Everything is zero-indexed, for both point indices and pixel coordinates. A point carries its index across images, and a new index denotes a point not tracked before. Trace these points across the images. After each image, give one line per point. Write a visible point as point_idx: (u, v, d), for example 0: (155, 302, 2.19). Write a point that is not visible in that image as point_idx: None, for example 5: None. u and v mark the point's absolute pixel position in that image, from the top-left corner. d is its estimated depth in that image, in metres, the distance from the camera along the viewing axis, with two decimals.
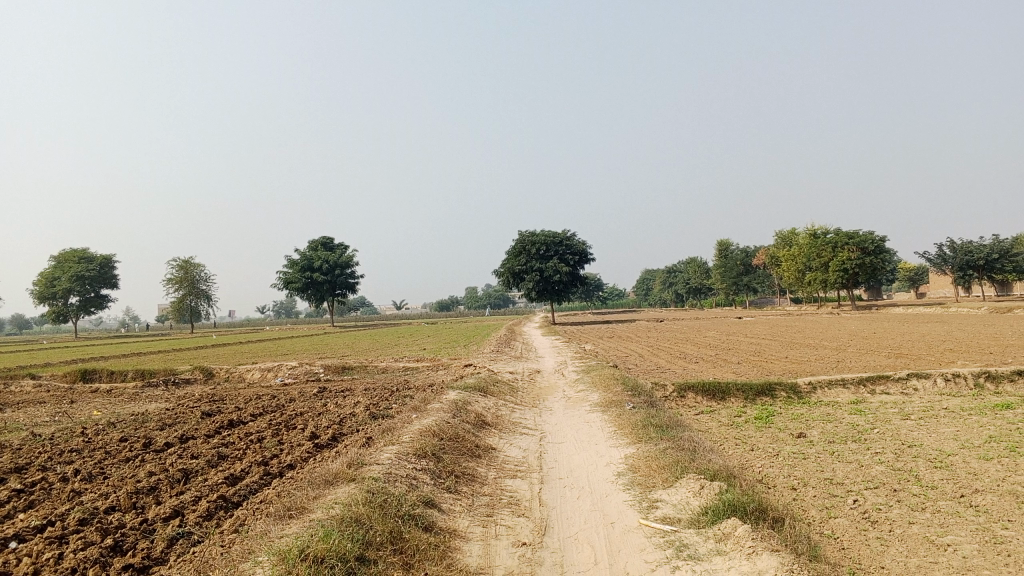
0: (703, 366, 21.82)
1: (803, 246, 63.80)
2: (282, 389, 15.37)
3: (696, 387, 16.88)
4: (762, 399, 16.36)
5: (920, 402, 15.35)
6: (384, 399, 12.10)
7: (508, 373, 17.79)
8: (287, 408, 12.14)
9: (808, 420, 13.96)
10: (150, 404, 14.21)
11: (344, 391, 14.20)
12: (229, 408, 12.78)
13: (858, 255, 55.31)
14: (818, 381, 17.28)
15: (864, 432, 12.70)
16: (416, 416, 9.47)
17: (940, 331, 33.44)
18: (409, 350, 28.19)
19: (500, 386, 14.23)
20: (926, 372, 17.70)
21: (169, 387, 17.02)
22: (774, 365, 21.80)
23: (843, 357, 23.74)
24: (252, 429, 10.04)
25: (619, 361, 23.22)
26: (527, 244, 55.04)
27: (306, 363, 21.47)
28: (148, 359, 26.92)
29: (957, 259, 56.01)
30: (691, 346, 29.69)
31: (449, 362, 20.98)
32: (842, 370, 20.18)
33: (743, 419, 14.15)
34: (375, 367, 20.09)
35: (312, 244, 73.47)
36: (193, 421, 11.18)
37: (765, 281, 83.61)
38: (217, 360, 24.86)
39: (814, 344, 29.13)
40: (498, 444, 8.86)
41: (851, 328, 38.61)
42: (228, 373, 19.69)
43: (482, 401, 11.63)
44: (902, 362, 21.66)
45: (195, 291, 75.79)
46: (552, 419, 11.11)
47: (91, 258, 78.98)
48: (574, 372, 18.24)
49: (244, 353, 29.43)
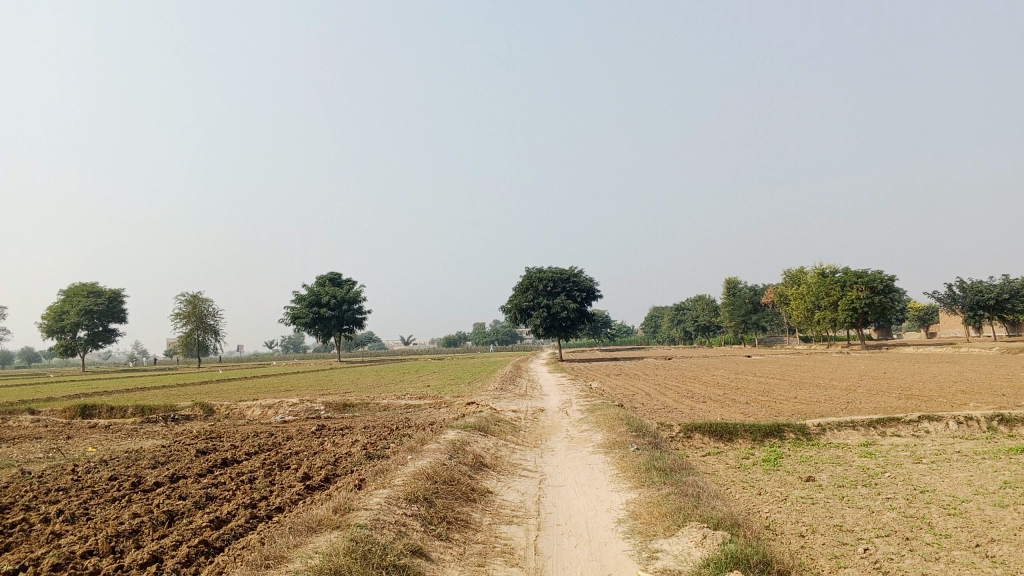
0: (710, 405, 21.47)
1: (812, 285, 63.50)
2: (280, 426, 15.12)
3: (702, 427, 16.56)
4: (770, 441, 16.02)
5: (932, 445, 14.99)
6: (382, 438, 11.86)
7: (511, 412, 17.49)
8: (283, 446, 11.90)
9: (817, 463, 13.62)
10: (146, 441, 13.99)
11: (342, 429, 13.95)
12: (224, 445, 12.54)
13: (867, 294, 54.95)
14: (827, 423, 16.93)
15: (875, 475, 12.36)
16: (412, 458, 9.24)
17: (951, 371, 33.04)
18: (413, 387, 27.87)
19: (502, 426, 13.97)
20: (938, 415, 17.34)
21: (167, 424, 16.83)
22: (783, 406, 21.45)
23: (853, 398, 23.36)
24: (244, 468, 9.80)
25: (625, 400, 22.87)
26: (534, 280, 54.92)
27: (308, 399, 21.21)
28: (151, 394, 26.77)
29: (967, 298, 55.59)
30: (698, 385, 29.33)
31: (452, 399, 20.70)
32: (852, 411, 19.80)
33: (750, 461, 13.82)
34: (377, 405, 19.82)
35: (319, 279, 73.52)
36: (187, 459, 10.93)
37: (773, 320, 83.18)
38: (219, 396, 24.62)
39: (823, 384, 28.75)
40: (495, 487, 8.61)
41: (861, 368, 38.18)
42: (228, 410, 19.47)
43: (481, 442, 11.37)
44: (912, 403, 21.28)
45: (203, 325, 75.76)
46: (554, 460, 10.84)
47: (100, 292, 79.19)
48: (578, 411, 17.94)
49: (247, 389, 29.28)
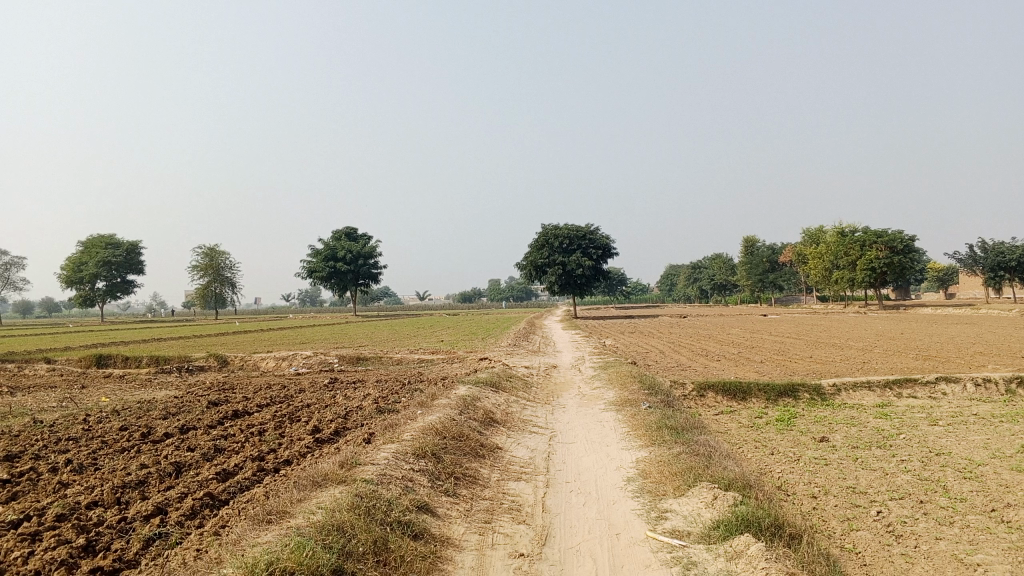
0: (724, 364, 21.33)
1: (831, 244, 62.86)
2: (292, 379, 15.12)
3: (716, 386, 16.45)
4: (784, 400, 15.89)
5: (949, 407, 14.82)
6: (393, 393, 11.81)
7: (524, 368, 17.42)
8: (294, 399, 11.88)
9: (831, 423, 13.48)
10: (159, 391, 14.04)
11: (354, 383, 13.91)
12: (237, 397, 12.54)
13: (887, 254, 54.38)
14: (843, 383, 16.75)
15: (890, 438, 12.20)
16: (421, 413, 9.16)
17: (970, 333, 32.70)
18: (427, 342, 27.87)
19: (514, 382, 13.89)
20: (956, 376, 17.12)
21: (181, 375, 16.90)
22: (798, 365, 21.28)
23: (869, 358, 23.14)
24: (255, 420, 9.77)
25: (639, 358, 22.76)
26: (550, 237, 54.62)
27: (321, 353, 21.25)
28: (168, 345, 26.93)
29: (989, 259, 54.84)
30: (713, 343, 29.20)
31: (465, 355, 20.66)
32: (868, 372, 19.60)
33: (764, 420, 13.70)
34: (390, 359, 19.81)
35: (335, 233, 73.47)
36: (199, 410, 10.93)
37: (790, 279, 82.69)
38: (234, 348, 24.72)
39: (839, 344, 28.54)
40: (504, 444, 8.52)
41: (878, 328, 37.83)
42: (242, 362, 19.54)
43: (493, 397, 11.29)
44: (930, 365, 21.05)
45: (220, 278, 76.13)
46: (565, 417, 10.77)
47: (118, 244, 79.58)
48: (591, 368, 17.85)
49: (262, 341, 29.37)
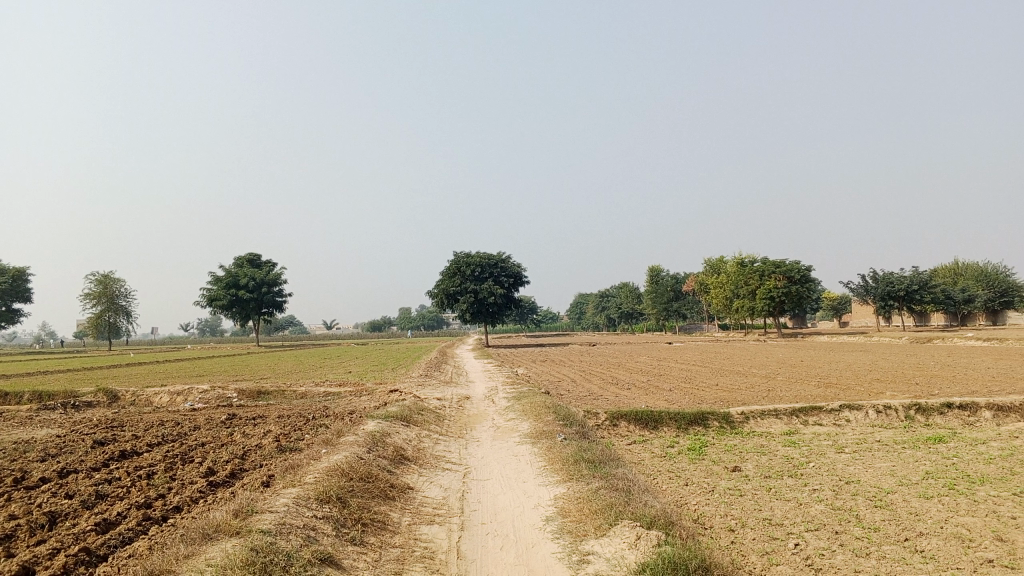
0: (635, 393, 21.37)
1: (732, 273, 64.63)
2: (189, 415, 14.26)
3: (629, 415, 16.36)
4: (695, 429, 15.91)
5: (853, 434, 15.12)
6: (297, 429, 11.21)
7: (435, 400, 16.95)
8: (189, 437, 11.12)
9: (742, 452, 13.52)
10: (40, 430, 12.96)
11: (254, 419, 13.18)
12: (125, 436, 11.66)
13: (785, 284, 56.22)
14: (751, 411, 16.92)
15: (800, 466, 12.28)
16: (326, 451, 8.66)
17: (865, 360, 33.93)
18: (334, 373, 27.00)
19: (426, 415, 13.45)
20: (858, 403, 17.55)
21: (66, 411, 15.73)
22: (705, 393, 21.48)
23: (774, 386, 23.58)
24: (144, 461, 9.05)
25: (550, 387, 22.53)
26: (461, 265, 54.36)
27: (220, 386, 20.25)
28: (54, 378, 25.30)
29: (879, 289, 57.30)
30: (622, 371, 29.33)
31: (374, 387, 20.00)
32: (774, 399, 19.93)
33: (676, 450, 13.64)
34: (294, 392, 19.03)
35: (238, 260, 71.30)
36: (81, 451, 10.07)
37: (694, 307, 84.59)
38: (127, 381, 23.32)
39: (742, 372, 29.10)
40: (415, 483, 8.09)
41: (778, 356, 38.93)
42: (134, 397, 18.40)
43: (403, 432, 10.85)
44: (830, 392, 21.56)
45: (114, 306, 72.69)
46: (479, 451, 10.40)
47: (2, 270, 75.12)
48: (504, 398, 17.56)
49: (158, 374, 27.89)
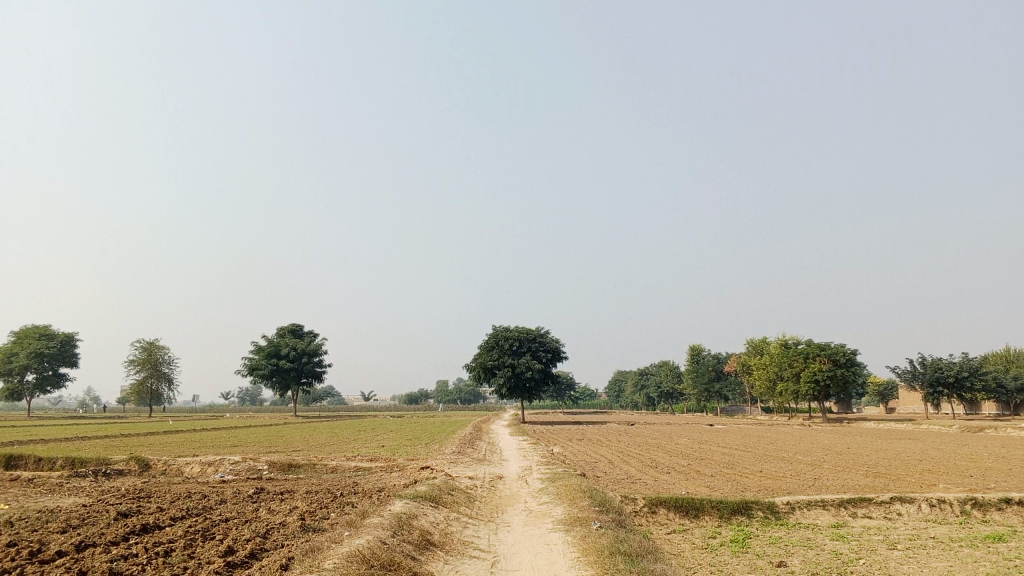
0: (674, 477, 20.69)
1: (775, 355, 63.39)
2: (217, 488, 14.03)
3: (668, 501, 15.76)
4: (738, 518, 15.24)
5: (906, 529, 14.34)
6: (323, 507, 10.92)
7: (467, 479, 16.54)
8: (214, 511, 10.88)
9: (787, 545, 12.84)
10: (68, 498, 12.82)
11: (281, 494, 12.88)
12: (150, 507, 11.44)
13: (830, 367, 54.93)
14: (797, 500, 16.18)
15: (850, 563, 11.58)
16: (349, 534, 8.32)
17: (916, 449, 32.68)
18: (367, 447, 26.62)
19: (456, 495, 13.08)
20: (910, 496, 16.71)
21: (97, 479, 15.64)
22: (748, 480, 20.70)
23: (820, 474, 22.68)
24: (164, 537, 8.78)
25: (587, 469, 21.91)
26: (499, 339, 54.14)
27: (252, 457, 20.07)
28: (92, 445, 25.38)
29: (927, 375, 55.65)
30: (661, 453, 28.54)
31: (406, 462, 19.63)
32: (820, 488, 19.12)
33: (718, 541, 13.02)
34: (325, 465, 18.76)
35: (279, 330, 71.96)
36: (104, 523, 9.86)
37: (736, 389, 82.93)
38: (161, 449, 23.21)
39: (787, 458, 28.10)
40: (440, 572, 7.73)
41: (825, 442, 37.73)
42: (166, 466, 18.28)
43: (431, 514, 10.50)
44: (880, 483, 20.62)
45: (157, 373, 73.48)
46: (509, 538, 9.97)
47: (52, 335, 76.69)
48: (538, 479, 17.08)
49: (194, 443, 27.87)
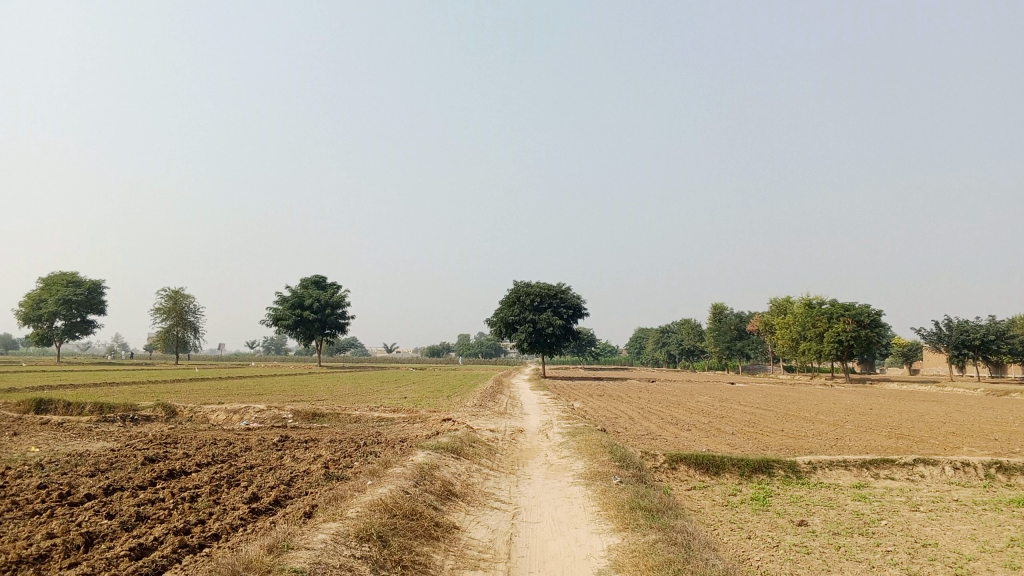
0: (695, 434, 20.69)
1: (799, 314, 62.96)
2: (242, 435, 14.18)
3: (689, 458, 15.75)
4: (759, 477, 15.21)
5: (929, 491, 14.25)
6: (347, 456, 10.99)
7: (489, 431, 16.62)
8: (239, 458, 10.99)
9: (809, 505, 12.80)
10: (96, 442, 13.01)
11: (305, 443, 13.01)
12: (176, 453, 11.58)
13: (854, 328, 54.50)
14: (819, 460, 16.11)
15: (872, 524, 11.54)
16: (372, 483, 8.37)
17: (939, 411, 32.45)
18: (389, 398, 26.82)
19: (478, 448, 13.12)
20: (934, 458, 16.58)
21: (124, 425, 15.88)
22: (769, 439, 20.63)
23: (842, 434, 22.58)
24: (190, 483, 8.87)
25: (607, 424, 21.96)
26: (521, 294, 54.14)
27: (276, 406, 20.28)
28: (119, 391, 25.75)
29: (953, 337, 55.06)
30: (682, 411, 28.55)
31: (428, 414, 19.74)
32: (842, 449, 19.03)
33: (739, 498, 13.01)
34: (348, 415, 18.91)
35: (303, 281, 72.43)
36: (131, 467, 9.99)
37: (758, 347, 82.65)
38: (186, 397, 23.54)
39: (808, 418, 27.99)
40: (461, 523, 7.76)
41: (847, 402, 37.59)
42: (192, 413, 18.52)
43: (452, 465, 10.54)
44: (903, 444, 20.48)
45: (183, 322, 74.40)
46: (531, 491, 9.99)
47: (80, 282, 77.72)
48: (559, 433, 17.11)
49: (219, 390, 28.24)
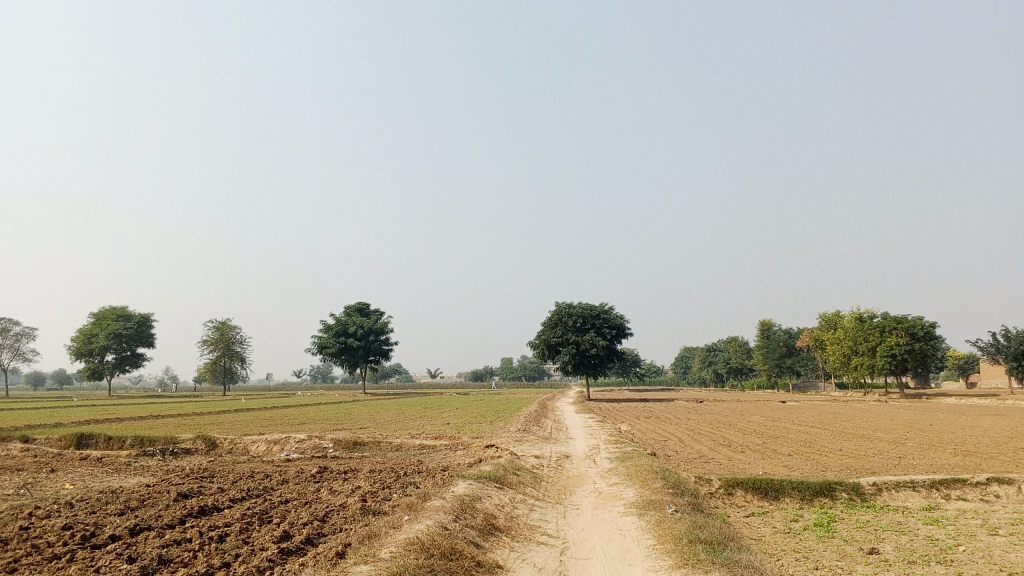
0: (749, 456, 19.83)
1: (850, 329, 61.23)
2: (280, 467, 13.77)
3: (746, 482, 14.99)
4: (820, 500, 14.39)
5: (1006, 513, 13.31)
6: (385, 488, 10.54)
7: (534, 458, 16.08)
8: (275, 492, 10.58)
9: (878, 531, 11.96)
10: (132, 478, 12.71)
11: (345, 474, 12.57)
12: (211, 488, 11.22)
13: (907, 341, 52.75)
14: (884, 482, 15.20)
15: (949, 550, 10.66)
16: (409, 518, 7.86)
17: (1004, 426, 30.90)
18: (432, 425, 26.37)
19: (523, 476, 12.56)
20: (1008, 476, 15.54)
21: (164, 458, 15.64)
22: (828, 459, 19.63)
23: (905, 453, 21.46)
24: (221, 520, 8.47)
25: (656, 447, 21.17)
26: (563, 316, 53.49)
27: (318, 435, 19.88)
28: (163, 423, 25.60)
29: (1012, 348, 52.89)
30: (733, 431, 27.59)
31: (471, 440, 19.20)
32: (908, 468, 18.03)
33: (801, 525, 12.25)
34: (389, 443, 18.43)
35: (347, 309, 72.67)
36: (162, 504, 9.62)
37: (808, 364, 80.51)
38: (229, 428, 23.33)
39: (867, 435, 26.80)
40: (505, 561, 7.22)
41: (905, 418, 36.05)
42: (232, 444, 18.25)
43: (495, 496, 9.98)
44: (972, 461, 19.32)
45: (229, 352, 74.99)
46: (579, 522, 9.42)
47: (129, 317, 79.01)
48: (607, 459, 16.46)
49: (263, 420, 28.03)
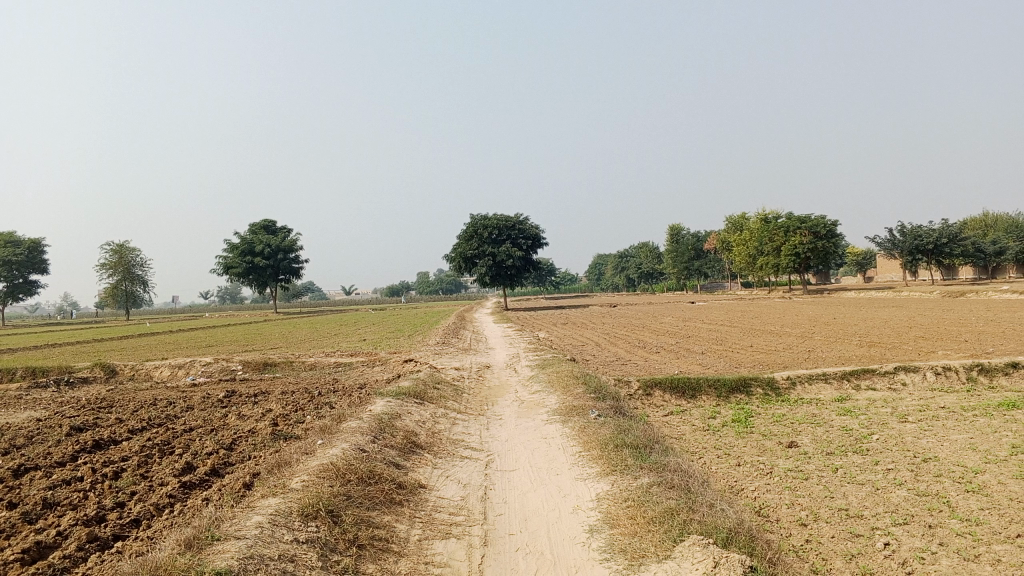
0: (665, 357, 20.03)
1: (756, 231, 62.68)
2: (185, 393, 13.02)
3: (664, 383, 15.04)
4: (737, 397, 14.57)
5: (913, 399, 13.73)
6: (298, 409, 10.00)
7: (454, 370, 15.78)
8: (178, 421, 9.89)
9: (793, 423, 12.13)
10: (21, 413, 11.82)
11: (254, 397, 11.93)
12: (108, 419, 10.44)
13: (810, 240, 54.19)
14: (797, 375, 15.49)
15: (863, 439, 10.87)
16: (323, 442, 7.36)
17: (901, 316, 32.22)
18: (347, 342, 25.83)
19: (442, 389, 12.19)
20: (913, 364, 16.05)
21: (59, 389, 14.69)
22: (741, 356, 20.00)
23: (813, 346, 22.05)
24: (117, 455, 7.80)
25: (575, 353, 21.25)
26: (478, 228, 52.95)
27: (226, 357, 19.07)
28: (60, 352, 24.25)
29: (907, 243, 54.94)
30: (648, 333, 27.99)
31: (388, 356, 18.74)
32: (818, 361, 18.52)
33: (720, 421, 12.35)
34: (303, 363, 17.84)
35: (252, 227, 70.27)
36: (52, 440, 8.85)
37: (716, 265, 82.36)
38: (131, 354, 22.22)
39: (775, 331, 27.56)
40: (429, 480, 6.85)
41: (807, 313, 37.28)
42: (134, 371, 17.34)
43: (415, 413, 9.57)
44: (876, 352, 19.96)
45: (131, 276, 71.84)
46: (503, 433, 9.11)
47: (18, 242, 74.59)
48: (527, 367, 16.28)
49: (168, 345, 26.90)
